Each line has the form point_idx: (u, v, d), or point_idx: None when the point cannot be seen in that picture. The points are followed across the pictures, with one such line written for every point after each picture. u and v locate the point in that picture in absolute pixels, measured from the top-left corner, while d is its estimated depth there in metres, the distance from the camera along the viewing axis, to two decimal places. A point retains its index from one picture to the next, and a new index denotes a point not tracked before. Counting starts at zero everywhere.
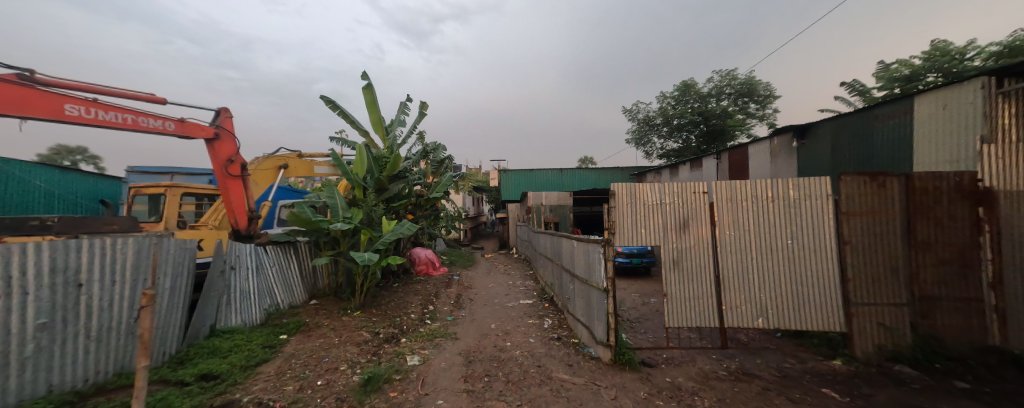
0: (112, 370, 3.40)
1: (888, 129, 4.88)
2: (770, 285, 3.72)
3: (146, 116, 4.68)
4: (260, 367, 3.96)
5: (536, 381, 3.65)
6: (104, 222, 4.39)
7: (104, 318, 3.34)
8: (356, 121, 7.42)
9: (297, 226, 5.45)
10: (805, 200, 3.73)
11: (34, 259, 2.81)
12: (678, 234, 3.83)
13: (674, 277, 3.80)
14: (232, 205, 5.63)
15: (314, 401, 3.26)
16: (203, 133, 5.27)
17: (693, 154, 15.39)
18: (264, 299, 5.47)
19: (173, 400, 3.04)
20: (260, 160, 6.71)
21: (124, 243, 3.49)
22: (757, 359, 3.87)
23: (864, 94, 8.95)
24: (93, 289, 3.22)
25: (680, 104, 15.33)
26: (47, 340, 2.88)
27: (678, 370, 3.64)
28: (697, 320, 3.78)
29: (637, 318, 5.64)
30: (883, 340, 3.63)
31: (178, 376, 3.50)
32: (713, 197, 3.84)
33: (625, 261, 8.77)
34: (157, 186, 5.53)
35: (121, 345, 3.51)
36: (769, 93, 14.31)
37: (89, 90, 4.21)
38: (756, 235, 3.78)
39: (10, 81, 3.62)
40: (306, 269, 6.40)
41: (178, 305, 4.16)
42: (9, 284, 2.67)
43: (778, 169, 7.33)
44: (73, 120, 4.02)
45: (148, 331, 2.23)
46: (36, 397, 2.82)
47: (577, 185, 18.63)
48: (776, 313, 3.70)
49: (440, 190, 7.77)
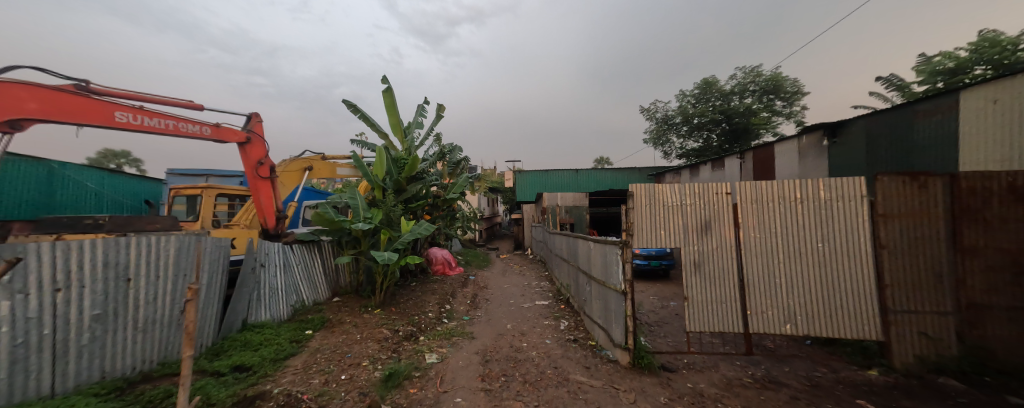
0: (157, 359, 3.68)
1: (931, 127, 4.59)
2: (800, 289, 3.57)
3: (185, 121, 5.01)
4: (288, 361, 4.15)
5: (553, 382, 3.66)
6: (148, 221, 4.70)
7: (150, 310, 3.60)
8: (375, 123, 7.60)
9: (321, 226, 5.65)
10: (836, 202, 3.56)
11: (89, 254, 3.07)
12: (699, 236, 3.74)
13: (695, 280, 3.70)
14: (262, 205, 5.90)
15: (339, 395, 3.40)
16: (236, 137, 5.58)
17: (714, 153, 14.99)
18: (290, 296, 5.71)
19: (210, 390, 3.25)
20: (287, 162, 7.05)
21: (168, 240, 3.76)
22: (785, 367, 3.72)
23: (904, 88, 8.37)
24: (140, 283, 3.48)
25: (700, 101, 14.86)
26: (101, 330, 3.15)
27: (700, 376, 3.56)
28: (720, 325, 3.67)
29: (655, 321, 5.51)
30: (924, 350, 3.43)
31: (214, 366, 3.73)
32: (737, 198, 3.71)
33: (642, 263, 8.57)
34: (194, 187, 5.88)
35: (167, 335, 3.79)
36: (797, 89, 13.46)
37: (136, 98, 4.54)
38: (783, 238, 3.63)
39: (69, 91, 3.96)
40: (329, 267, 6.58)
41: (215, 299, 4.43)
42: (68, 278, 2.93)
43: (807, 170, 6.96)
44: (123, 126, 4.35)
45: (193, 322, 2.37)
46: (92, 383, 3.09)
47: (592, 185, 18.43)
48: (806, 319, 3.54)
49: (456, 191, 7.86)
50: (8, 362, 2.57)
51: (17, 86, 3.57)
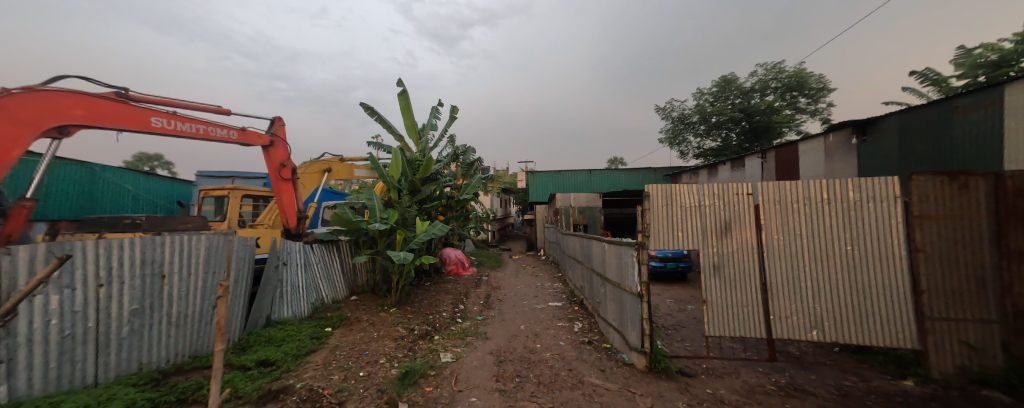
0: (188, 352, 3.86)
1: (972, 124, 4.33)
2: (827, 294, 3.42)
3: (214, 126, 5.25)
4: (309, 357, 4.29)
5: (567, 384, 3.64)
6: (180, 221, 4.95)
7: (182, 305, 3.79)
8: (391, 126, 7.74)
9: (339, 226, 5.79)
10: (867, 203, 3.40)
11: (128, 252, 3.26)
12: (719, 238, 3.64)
13: (714, 283, 3.61)
14: (284, 206, 6.11)
15: (358, 391, 3.48)
16: (261, 141, 5.80)
17: (734, 153, 14.64)
18: (311, 294, 5.88)
19: (238, 383, 3.40)
20: (307, 164, 7.29)
21: (199, 240, 3.95)
22: (812, 375, 3.56)
23: (941, 83, 7.88)
24: (173, 280, 3.67)
25: (719, 100, 14.47)
26: (138, 324, 3.34)
27: (721, 382, 3.46)
28: (741, 330, 3.56)
29: (672, 325, 5.39)
30: (965, 360, 3.22)
31: (241, 361, 3.90)
32: (758, 199, 3.59)
33: (658, 265, 8.40)
34: (221, 188, 6.15)
35: (197, 329, 3.98)
36: (822, 86, 12.70)
37: (170, 104, 4.79)
38: (809, 240, 3.49)
39: (111, 98, 4.22)
40: (347, 266, 6.74)
41: (241, 296, 4.62)
42: (109, 275, 3.12)
43: (834, 169, 6.67)
44: (158, 131, 4.60)
45: (224, 317, 2.53)
46: (130, 373, 3.28)
47: (607, 185, 18.23)
48: (834, 325, 3.39)
49: (470, 192, 7.92)
50: (57, 352, 2.78)
51: (67, 94, 3.82)
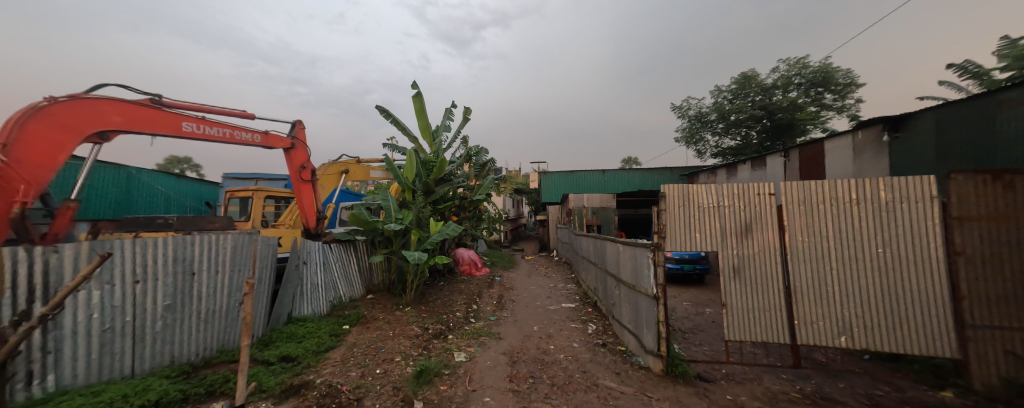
0: (216, 346, 4.02)
1: (1018, 119, 4.06)
2: (855, 298, 3.27)
3: (239, 130, 5.46)
4: (328, 353, 4.41)
5: (582, 386, 3.61)
6: (209, 221, 5.17)
7: (211, 301, 3.95)
8: (406, 128, 7.87)
9: (356, 226, 5.92)
10: (900, 203, 3.23)
11: (162, 250, 3.43)
12: (739, 240, 3.53)
13: (734, 286, 3.50)
14: (304, 207, 6.30)
15: (375, 388, 3.55)
16: (282, 144, 6.00)
17: (754, 152, 14.15)
18: (330, 292, 6.03)
19: (262, 378, 3.53)
20: (325, 166, 7.51)
21: (226, 238, 4.11)
22: (841, 383, 3.40)
23: (982, 76, 7.41)
24: (202, 277, 3.83)
25: (738, 97, 14.04)
26: (171, 319, 3.52)
27: (741, 388, 3.35)
28: (763, 335, 3.44)
29: (689, 329, 5.26)
30: (1013, 371, 2.99)
31: (265, 355, 4.03)
32: (781, 199, 3.47)
33: (674, 267, 8.22)
34: (246, 190, 6.40)
35: (225, 325, 4.15)
36: (851, 80, 12.12)
37: (199, 110, 5.01)
38: (836, 242, 3.34)
39: (146, 104, 4.45)
40: (364, 265, 6.88)
41: (265, 294, 4.78)
42: (144, 272, 3.29)
43: (864, 168, 6.35)
44: (188, 135, 4.82)
45: (250, 314, 2.68)
46: (163, 366, 3.45)
47: (621, 185, 17.97)
48: (863, 331, 3.24)
49: (483, 192, 7.95)
50: (98, 344, 2.97)
51: (106, 101, 4.05)
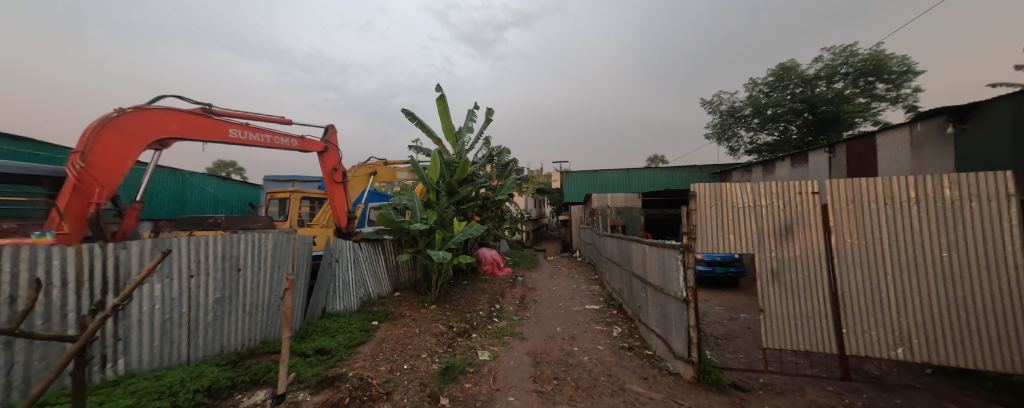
0: (259, 338, 4.27)
1: None
2: (915, 307, 2.97)
3: (279, 135, 5.80)
4: (360, 347, 4.59)
5: (608, 390, 3.52)
6: (252, 220, 5.53)
7: (254, 296, 4.20)
8: (431, 130, 8.02)
9: (383, 226, 6.11)
10: (969, 203, 2.90)
11: (213, 247, 3.70)
12: (778, 242, 3.30)
13: (774, 290, 3.28)
14: (336, 207, 6.58)
15: (403, 383, 3.64)
16: (316, 147, 6.30)
17: (792, 148, 13.32)
18: (360, 289, 6.25)
19: (300, 369, 3.72)
20: (355, 168, 7.81)
21: (267, 237, 4.37)
22: (898, 398, 3.09)
23: None
24: (247, 273, 4.09)
25: (776, 90, 13.20)
26: (220, 311, 3.78)
27: (782, 399, 3.14)
28: (806, 343, 3.20)
29: (722, 334, 5.00)
30: None
31: (301, 348, 4.25)
32: (827, 198, 3.21)
33: (705, 269, 7.86)
34: (284, 191, 6.79)
35: (267, 318, 4.41)
36: (906, 68, 11.06)
37: (244, 117, 5.37)
38: (892, 245, 3.05)
39: (199, 113, 4.81)
40: (391, 263, 7.08)
41: (302, 290, 5.04)
42: (198, 267, 3.56)
43: (922, 164, 5.76)
44: (234, 141, 5.18)
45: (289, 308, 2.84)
46: (214, 354, 3.72)
47: (648, 185, 17.44)
48: (924, 343, 2.94)
49: (504, 193, 7.97)
50: (159, 333, 3.25)
51: (167, 111, 4.42)
